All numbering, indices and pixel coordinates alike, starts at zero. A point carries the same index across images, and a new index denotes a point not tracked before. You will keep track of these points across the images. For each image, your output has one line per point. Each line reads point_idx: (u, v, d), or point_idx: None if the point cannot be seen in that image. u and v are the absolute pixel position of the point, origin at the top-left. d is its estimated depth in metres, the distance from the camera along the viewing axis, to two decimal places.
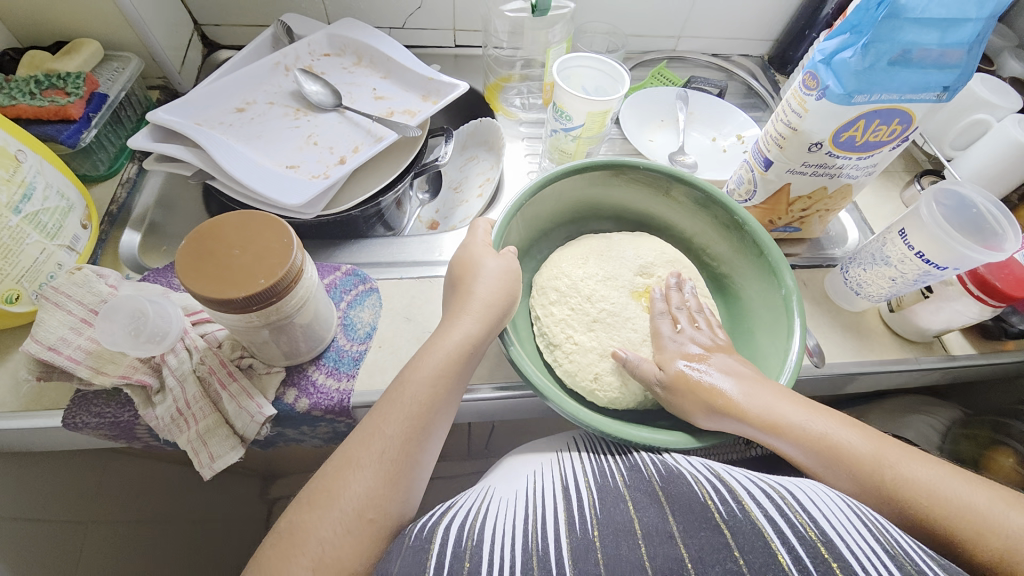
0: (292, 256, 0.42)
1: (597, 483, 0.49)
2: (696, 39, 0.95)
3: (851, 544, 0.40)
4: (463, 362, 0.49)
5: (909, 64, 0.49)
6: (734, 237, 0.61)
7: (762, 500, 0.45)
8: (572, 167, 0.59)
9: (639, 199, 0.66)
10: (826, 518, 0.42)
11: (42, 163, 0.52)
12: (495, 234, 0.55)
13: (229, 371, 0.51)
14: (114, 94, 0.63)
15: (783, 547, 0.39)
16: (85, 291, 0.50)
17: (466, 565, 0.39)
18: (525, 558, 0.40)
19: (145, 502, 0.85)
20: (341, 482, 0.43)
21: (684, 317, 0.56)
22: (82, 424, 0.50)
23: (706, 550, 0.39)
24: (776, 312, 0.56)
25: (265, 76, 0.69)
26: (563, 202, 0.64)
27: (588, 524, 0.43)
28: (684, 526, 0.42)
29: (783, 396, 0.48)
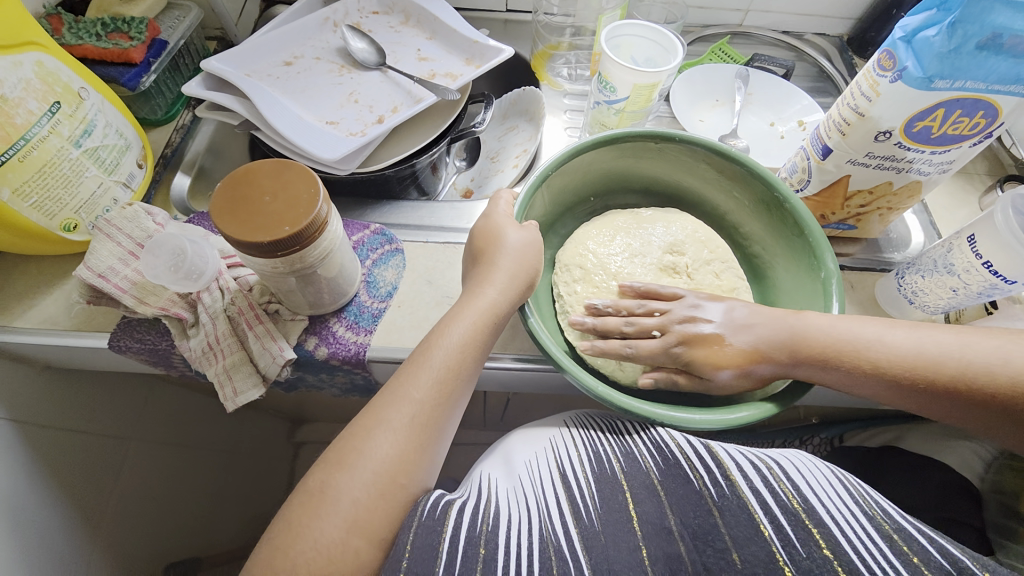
0: (318, 206, 0.43)
1: (594, 469, 0.50)
2: (766, 13, 0.87)
3: (832, 510, 0.45)
4: (487, 331, 0.49)
5: (1000, 50, 0.43)
6: (771, 215, 0.57)
7: (749, 472, 0.48)
8: (603, 137, 0.57)
9: (673, 173, 0.63)
10: (810, 488, 0.47)
11: (103, 102, 0.55)
12: (517, 206, 0.54)
13: (256, 314, 0.53)
14: (173, 41, 0.66)
15: (767, 519, 0.44)
16: (133, 226, 0.53)
17: (480, 552, 0.42)
18: (542, 543, 0.44)
19: (182, 429, 0.92)
20: (368, 442, 0.43)
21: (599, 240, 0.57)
22: (126, 347, 0.54)
23: (700, 532, 0.44)
24: (813, 301, 0.53)
25: (313, 32, 0.70)
26: (591, 173, 0.62)
27: (591, 513, 0.46)
28: (677, 506, 0.46)
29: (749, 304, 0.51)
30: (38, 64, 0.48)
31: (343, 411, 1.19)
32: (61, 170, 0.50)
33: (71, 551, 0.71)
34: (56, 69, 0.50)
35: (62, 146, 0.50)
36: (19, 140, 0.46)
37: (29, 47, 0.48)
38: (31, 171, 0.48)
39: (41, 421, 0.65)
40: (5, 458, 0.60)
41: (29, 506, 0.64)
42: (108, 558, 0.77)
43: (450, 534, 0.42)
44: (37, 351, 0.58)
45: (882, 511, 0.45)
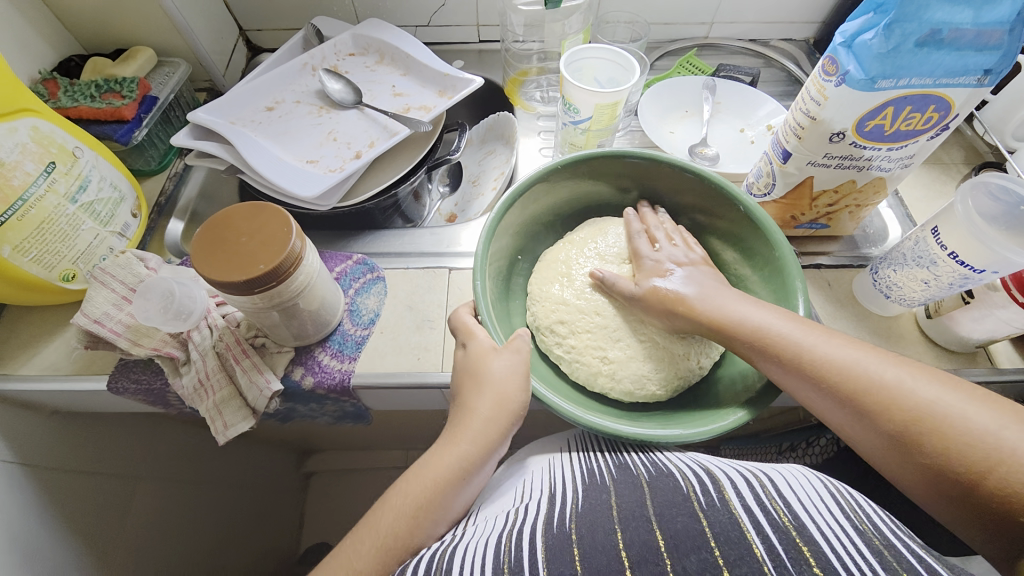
0: (292, 242, 0.46)
1: (583, 481, 0.50)
2: (731, 24, 0.90)
3: (824, 529, 0.38)
4: (492, 447, 0.48)
5: (940, 45, 0.44)
6: (740, 225, 0.58)
7: (743, 490, 0.43)
8: (568, 160, 0.59)
9: (630, 189, 0.65)
10: (798, 502, 0.42)
11: (97, 158, 0.59)
12: (483, 232, 0.54)
13: (243, 349, 0.55)
14: (163, 96, 0.70)
15: (758, 538, 0.38)
16: (126, 272, 0.56)
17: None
18: (495, 556, 0.39)
19: (189, 464, 0.94)
20: (372, 523, 0.45)
21: (645, 242, 0.58)
22: (123, 388, 0.56)
23: (682, 536, 0.39)
24: (780, 298, 0.54)
25: (293, 77, 0.74)
26: (561, 196, 0.64)
27: (564, 521, 0.42)
28: (660, 511, 0.42)
29: (737, 296, 0.50)
30: (33, 129, 0.52)
31: (350, 439, 1.20)
32: (58, 225, 0.54)
33: None
34: (51, 132, 0.54)
35: (59, 203, 0.54)
36: (17, 201, 0.49)
37: (25, 114, 0.51)
38: (30, 228, 0.51)
39: (51, 464, 0.67)
40: (16, 503, 0.63)
41: (40, 549, 0.66)
42: None
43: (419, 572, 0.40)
44: (42, 397, 0.61)
45: (875, 528, 0.39)
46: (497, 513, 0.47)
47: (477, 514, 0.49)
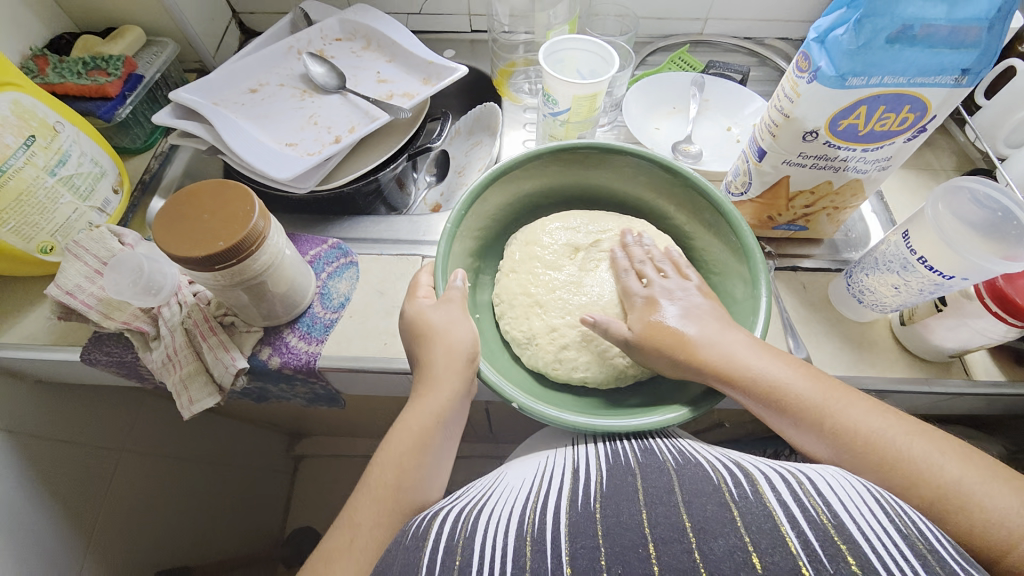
0: (254, 221, 0.46)
1: (608, 464, 0.50)
2: (725, 21, 0.88)
3: (863, 525, 0.37)
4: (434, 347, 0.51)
5: (913, 42, 0.43)
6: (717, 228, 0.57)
7: (779, 485, 0.42)
8: (549, 147, 0.59)
9: (598, 179, 0.65)
10: (841, 502, 0.39)
11: (78, 134, 0.60)
12: (455, 208, 0.55)
13: (210, 326, 0.56)
14: (149, 74, 0.71)
15: (792, 531, 0.37)
16: (99, 247, 0.57)
17: (458, 561, 0.39)
18: (519, 534, 0.41)
19: (173, 441, 0.96)
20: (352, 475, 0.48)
21: (648, 269, 0.56)
22: (96, 360, 0.58)
23: (710, 522, 0.38)
24: (745, 288, 0.54)
25: (278, 60, 0.74)
26: (539, 183, 0.64)
27: (590, 501, 0.44)
28: (689, 497, 0.42)
29: (745, 343, 0.47)
30: (15, 102, 0.53)
31: (336, 424, 1.21)
32: (36, 198, 0.55)
33: (64, 557, 0.74)
34: (32, 106, 0.54)
35: (37, 175, 0.54)
36: None
37: (6, 88, 0.52)
38: (7, 199, 0.52)
39: (31, 432, 0.69)
40: None
41: (17, 515, 0.67)
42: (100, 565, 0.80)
43: (430, 548, 0.40)
44: (21, 366, 0.62)
45: (920, 533, 0.37)
46: (518, 482, 0.51)
47: (499, 482, 0.53)
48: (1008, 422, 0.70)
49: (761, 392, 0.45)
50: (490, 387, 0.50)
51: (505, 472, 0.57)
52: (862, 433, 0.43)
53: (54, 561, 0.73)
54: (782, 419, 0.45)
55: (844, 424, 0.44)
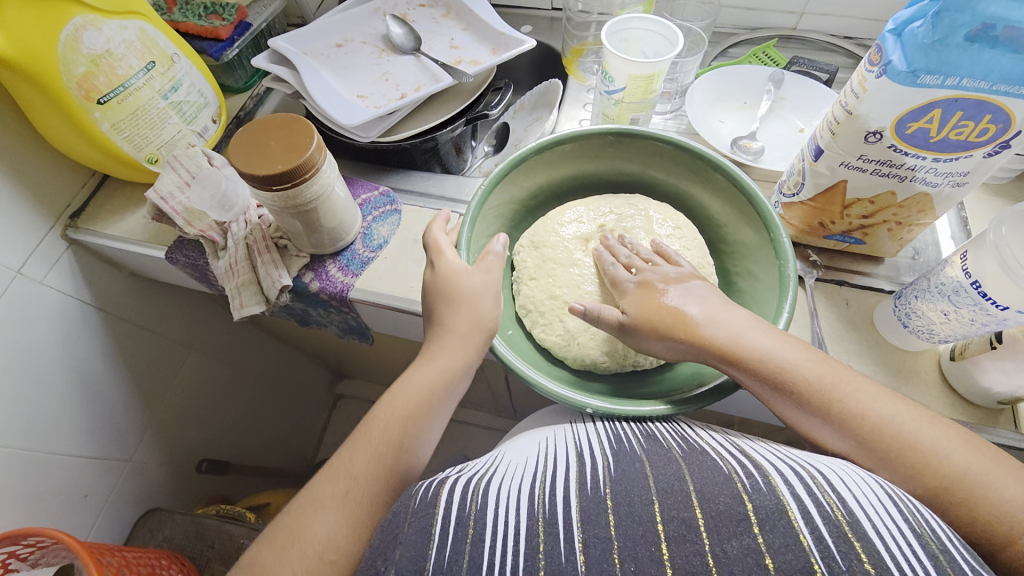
0: (311, 151, 0.52)
1: (613, 446, 0.48)
2: (823, 17, 0.82)
3: (880, 529, 0.35)
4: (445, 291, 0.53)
5: (993, 44, 0.39)
6: (755, 230, 0.56)
7: (792, 479, 0.40)
8: (595, 130, 0.60)
9: (639, 165, 0.65)
10: (856, 500, 0.38)
11: (190, 67, 0.70)
12: (488, 178, 0.58)
13: (267, 245, 0.63)
14: (257, 24, 0.81)
15: (806, 528, 0.35)
16: (192, 163, 0.66)
17: (470, 533, 0.38)
18: (530, 514, 0.39)
19: (232, 353, 1.09)
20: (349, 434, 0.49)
21: (637, 261, 0.56)
22: (176, 260, 0.68)
23: (723, 520, 0.36)
24: (773, 291, 0.53)
25: (365, 20, 0.81)
26: (582, 164, 0.65)
27: (598, 483, 0.42)
28: (702, 488, 0.40)
29: (749, 322, 0.47)
30: (141, 31, 0.63)
31: (372, 369, 1.30)
32: (149, 114, 0.65)
33: (132, 426, 0.88)
34: (155, 36, 0.64)
35: (153, 96, 0.65)
36: (119, 86, 0.60)
37: (134, 17, 0.62)
38: (127, 112, 0.62)
39: (122, 315, 0.82)
40: (90, 337, 0.77)
41: (103, 381, 0.81)
42: (159, 441, 0.94)
43: (439, 517, 0.39)
44: (122, 256, 0.74)
45: (930, 530, 0.36)
46: (521, 461, 0.49)
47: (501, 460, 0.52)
48: None
49: (766, 373, 0.44)
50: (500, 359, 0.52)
51: (502, 453, 0.55)
52: (854, 414, 0.42)
53: (125, 427, 0.86)
54: (790, 403, 0.44)
55: (855, 410, 0.42)
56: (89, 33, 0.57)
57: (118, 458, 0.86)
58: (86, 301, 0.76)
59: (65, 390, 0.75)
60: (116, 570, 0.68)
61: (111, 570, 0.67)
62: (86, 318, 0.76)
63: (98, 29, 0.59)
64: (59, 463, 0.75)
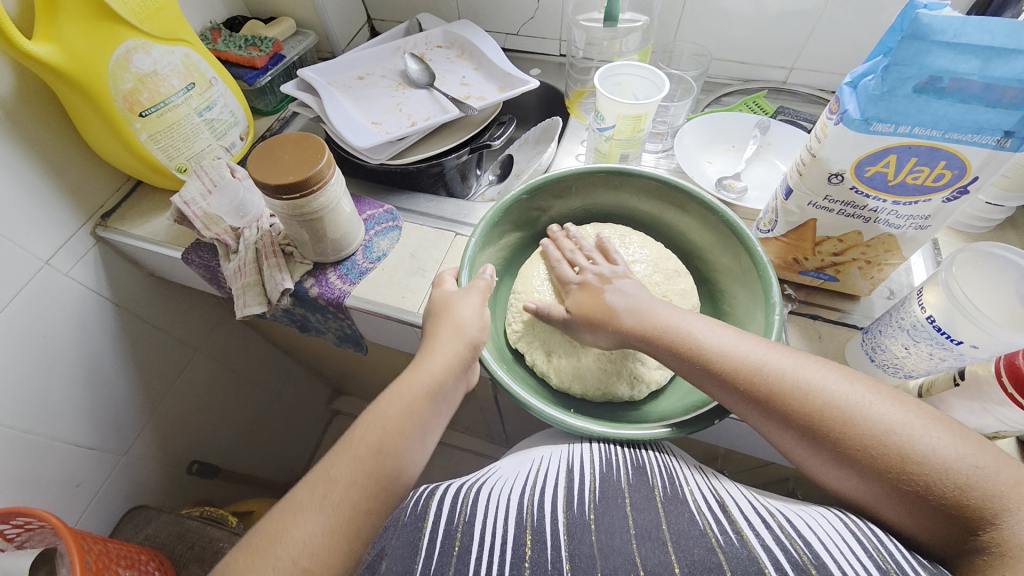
0: (319, 166, 0.58)
1: (602, 475, 0.51)
2: (811, 72, 0.88)
3: (844, 570, 0.37)
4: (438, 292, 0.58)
5: (941, 94, 0.42)
6: (745, 272, 0.58)
7: (761, 530, 0.43)
8: (606, 167, 0.64)
9: (631, 198, 0.68)
10: (820, 546, 0.40)
11: (225, 90, 0.78)
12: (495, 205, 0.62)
13: (274, 250, 0.68)
14: (289, 56, 0.89)
15: (774, 572, 0.38)
16: (215, 173, 0.73)
17: (456, 546, 0.43)
18: (518, 523, 0.46)
19: (236, 358, 1.13)
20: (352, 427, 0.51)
21: (580, 257, 0.61)
22: (191, 261, 0.73)
23: (696, 564, 0.39)
24: (758, 327, 0.54)
25: (387, 56, 0.89)
26: (590, 197, 0.69)
27: (585, 510, 0.47)
28: (675, 533, 0.43)
29: (673, 310, 0.52)
30: (185, 56, 0.71)
31: (369, 386, 1.33)
32: (184, 128, 0.72)
33: (131, 420, 0.91)
34: (198, 62, 0.73)
35: (189, 113, 0.72)
36: (160, 102, 0.68)
37: (181, 44, 0.70)
38: (164, 125, 0.70)
39: (137, 311, 0.87)
40: (104, 329, 0.82)
41: (112, 372, 0.85)
42: (155, 438, 0.97)
43: (428, 528, 0.45)
44: (145, 256, 0.80)
45: (894, 563, 0.38)
46: (513, 474, 0.55)
47: (493, 472, 0.57)
48: None
49: (744, 386, 0.45)
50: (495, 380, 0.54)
51: (497, 465, 0.59)
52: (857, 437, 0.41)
53: (125, 420, 0.90)
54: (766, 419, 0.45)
55: (822, 410, 0.43)
56: (139, 55, 0.65)
57: (115, 450, 0.89)
58: (105, 295, 0.81)
59: (73, 379, 0.79)
60: (97, 557, 0.69)
61: (92, 557, 0.68)
62: (102, 311, 0.81)
63: (148, 52, 0.66)
64: (57, 448, 0.78)
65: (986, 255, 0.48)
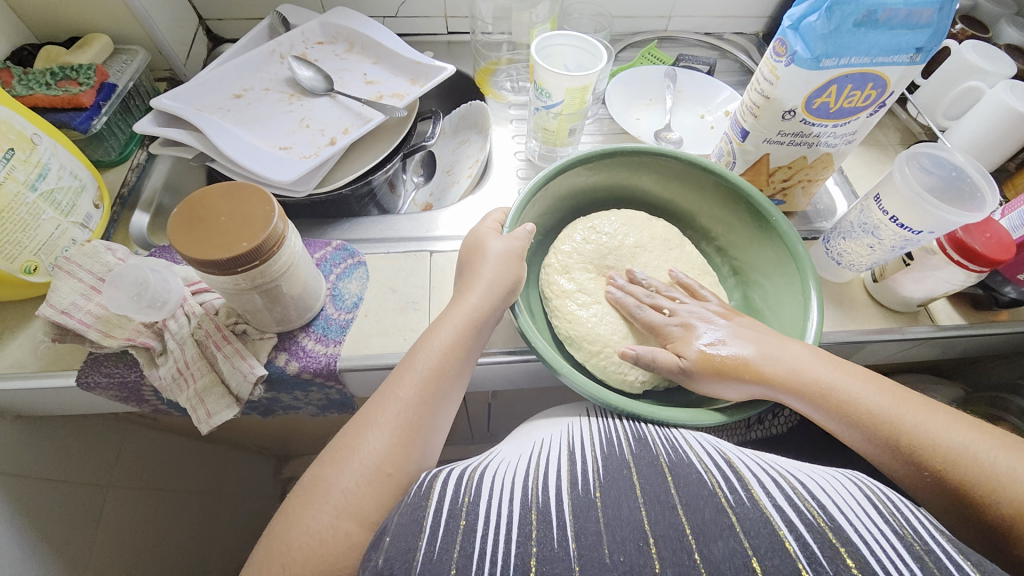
0: (274, 222, 0.45)
1: (603, 451, 0.48)
2: (687, 18, 0.94)
3: (861, 531, 0.38)
4: (473, 334, 0.51)
5: (876, 25, 0.49)
6: (765, 238, 0.62)
7: (772, 489, 0.43)
8: (629, 147, 0.63)
9: (646, 179, 0.68)
10: (836, 508, 0.41)
11: (56, 146, 0.57)
12: (521, 197, 0.58)
13: (224, 335, 0.55)
14: (122, 83, 0.69)
15: (790, 534, 0.37)
16: (94, 262, 0.54)
17: (461, 524, 0.38)
18: (524, 503, 0.41)
19: (159, 474, 0.90)
20: (359, 438, 0.45)
21: (662, 300, 0.58)
22: (95, 383, 0.54)
23: (708, 525, 0.38)
24: (792, 281, 0.58)
25: (260, 64, 0.74)
26: (608, 176, 0.67)
27: (589, 485, 0.43)
28: (686, 498, 0.41)
29: (809, 355, 0.50)
30: None
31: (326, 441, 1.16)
32: (18, 214, 0.52)
33: None
34: (9, 118, 0.52)
35: (18, 190, 0.52)
36: None
37: None
38: None
39: (12, 471, 0.63)
40: None
41: (10, 562, 0.62)
42: None
43: (433, 508, 0.40)
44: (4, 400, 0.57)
45: (916, 533, 0.39)
46: (515, 457, 0.49)
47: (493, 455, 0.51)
48: (977, 366, 0.78)
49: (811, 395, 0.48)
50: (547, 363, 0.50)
51: (498, 447, 0.53)
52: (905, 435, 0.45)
53: None
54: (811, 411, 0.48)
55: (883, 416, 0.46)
56: None
57: None
58: None
59: None
60: None
61: None
62: None
63: None
64: None
65: (920, 155, 0.59)
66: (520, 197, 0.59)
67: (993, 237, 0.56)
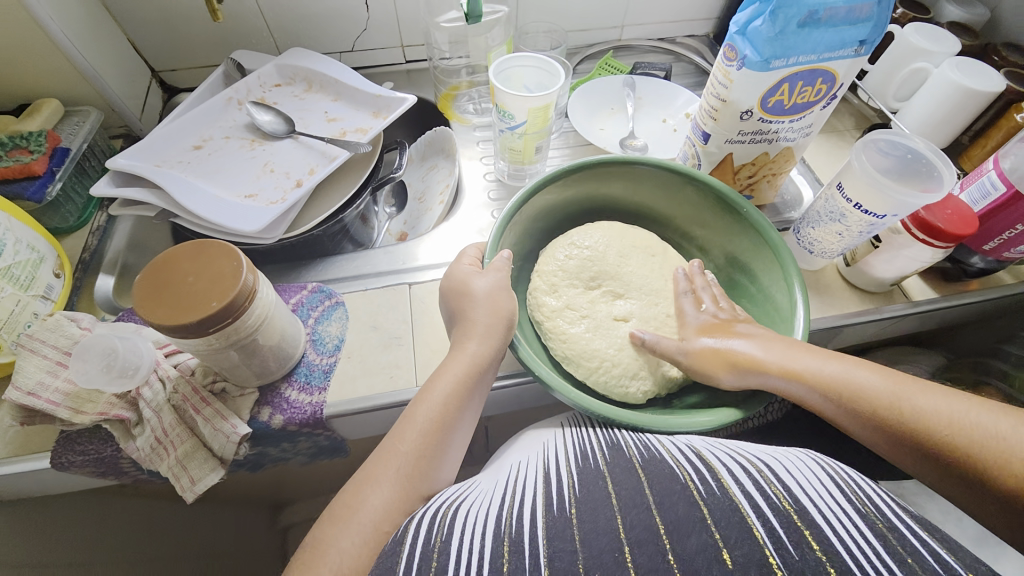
0: (244, 277, 0.44)
1: (579, 466, 0.47)
2: (640, 26, 0.96)
3: (825, 510, 0.39)
4: (474, 383, 0.50)
5: (819, 24, 0.50)
6: (744, 234, 0.62)
7: (740, 477, 0.43)
8: (597, 159, 0.63)
9: (620, 188, 0.69)
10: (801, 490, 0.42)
11: (8, 220, 0.55)
12: (496, 224, 0.58)
13: (202, 397, 0.53)
14: (76, 146, 0.67)
15: (759, 522, 0.38)
16: (57, 335, 0.52)
17: (433, 564, 0.36)
18: (497, 534, 0.39)
19: (147, 541, 0.85)
20: (359, 496, 0.44)
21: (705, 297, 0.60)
22: (69, 463, 0.52)
23: (682, 521, 0.38)
24: (775, 273, 0.59)
25: (218, 113, 0.73)
26: (583, 189, 0.67)
27: (564, 502, 0.42)
28: (659, 497, 0.41)
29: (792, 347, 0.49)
30: None
31: (322, 483, 1.12)
32: None
33: None
34: None
35: None
36: None
37: None
38: None
39: None
40: None
41: None
42: None
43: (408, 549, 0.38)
44: None
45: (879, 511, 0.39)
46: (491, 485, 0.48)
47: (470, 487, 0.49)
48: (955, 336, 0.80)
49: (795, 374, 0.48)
50: (548, 386, 0.49)
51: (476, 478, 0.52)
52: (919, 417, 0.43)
53: None
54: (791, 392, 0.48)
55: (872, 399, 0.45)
56: None
57: None
58: None
59: None
60: None
61: None
62: None
63: None
64: None
65: (878, 140, 0.60)
66: (497, 222, 0.59)
67: (954, 212, 0.57)
